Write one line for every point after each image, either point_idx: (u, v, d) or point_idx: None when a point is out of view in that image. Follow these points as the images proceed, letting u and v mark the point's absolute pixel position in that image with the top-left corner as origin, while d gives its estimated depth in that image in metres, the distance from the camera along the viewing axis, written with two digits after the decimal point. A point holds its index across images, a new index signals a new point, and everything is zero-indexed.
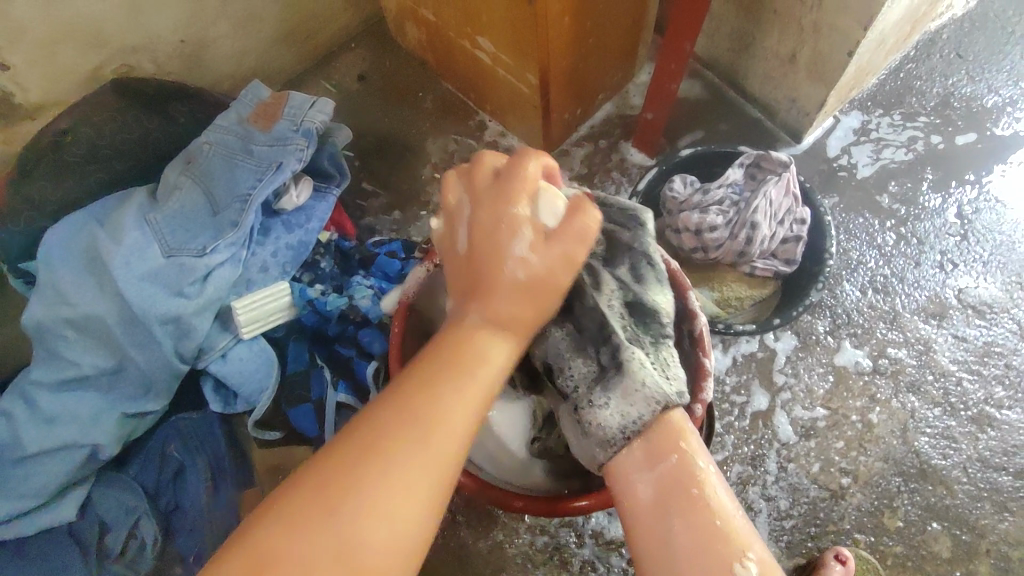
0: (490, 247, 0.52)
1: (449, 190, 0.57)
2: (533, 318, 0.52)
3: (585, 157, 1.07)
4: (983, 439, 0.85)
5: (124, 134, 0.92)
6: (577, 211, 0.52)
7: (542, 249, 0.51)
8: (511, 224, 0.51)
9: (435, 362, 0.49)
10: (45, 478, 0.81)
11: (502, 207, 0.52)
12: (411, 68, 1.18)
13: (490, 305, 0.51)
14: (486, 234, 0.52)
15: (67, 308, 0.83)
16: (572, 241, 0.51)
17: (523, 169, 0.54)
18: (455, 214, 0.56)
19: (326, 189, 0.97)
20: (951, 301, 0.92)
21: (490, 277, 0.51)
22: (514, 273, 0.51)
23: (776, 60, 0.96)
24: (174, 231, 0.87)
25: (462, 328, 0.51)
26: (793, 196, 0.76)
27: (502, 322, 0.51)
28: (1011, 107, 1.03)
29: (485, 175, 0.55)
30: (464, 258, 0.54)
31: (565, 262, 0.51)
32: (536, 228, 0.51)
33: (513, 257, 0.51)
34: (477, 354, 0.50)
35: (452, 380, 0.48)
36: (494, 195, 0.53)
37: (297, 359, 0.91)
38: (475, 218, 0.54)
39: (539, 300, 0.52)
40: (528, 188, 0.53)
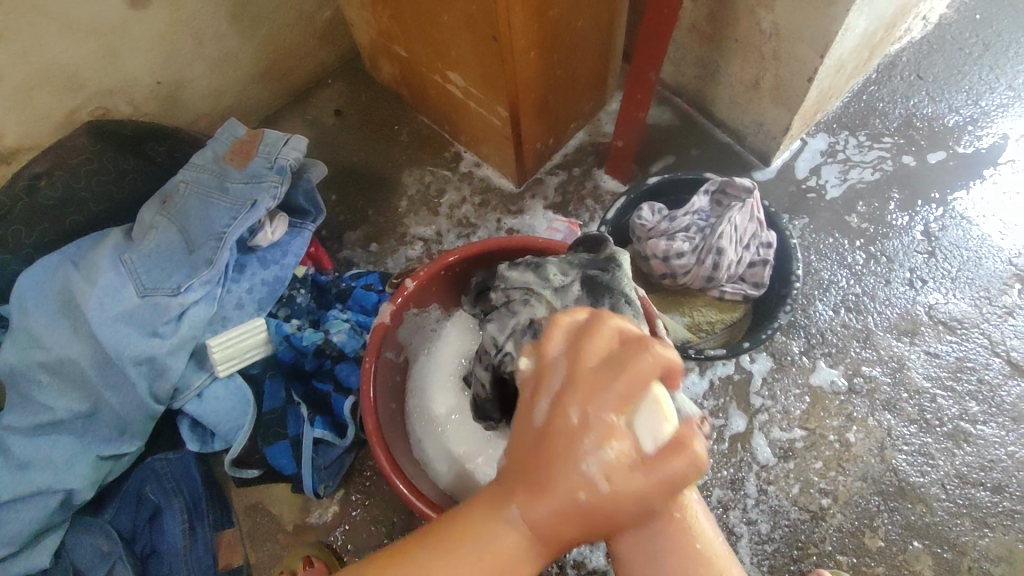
0: (562, 450, 0.38)
1: (546, 343, 0.42)
2: (583, 536, 0.40)
3: (560, 186, 1.09)
4: (960, 455, 0.86)
5: (100, 175, 0.93)
6: (679, 448, 0.38)
7: (619, 480, 0.38)
8: (596, 432, 0.38)
9: (464, 545, 0.39)
10: (17, 526, 0.79)
11: (595, 406, 0.38)
12: (386, 102, 1.20)
13: (536, 513, 0.39)
14: (561, 434, 0.39)
15: (41, 352, 0.83)
16: (653, 479, 0.38)
17: (635, 367, 0.39)
18: (540, 372, 0.41)
19: (302, 225, 0.97)
20: (922, 318, 0.93)
21: (549, 480, 0.38)
22: (577, 495, 0.38)
23: (741, 87, 0.99)
24: (149, 271, 0.87)
25: (496, 524, 0.39)
26: (758, 221, 0.77)
27: (542, 537, 0.39)
28: (972, 126, 1.05)
29: (593, 349, 0.40)
30: (531, 443, 0.40)
31: (641, 501, 0.38)
32: (626, 449, 0.38)
33: (583, 477, 0.38)
34: (499, 563, 0.39)
35: (468, 571, 0.39)
36: (593, 385, 0.39)
37: (273, 396, 0.89)
38: (563, 406, 0.39)
39: (593, 526, 0.39)
40: (630, 391, 0.39)
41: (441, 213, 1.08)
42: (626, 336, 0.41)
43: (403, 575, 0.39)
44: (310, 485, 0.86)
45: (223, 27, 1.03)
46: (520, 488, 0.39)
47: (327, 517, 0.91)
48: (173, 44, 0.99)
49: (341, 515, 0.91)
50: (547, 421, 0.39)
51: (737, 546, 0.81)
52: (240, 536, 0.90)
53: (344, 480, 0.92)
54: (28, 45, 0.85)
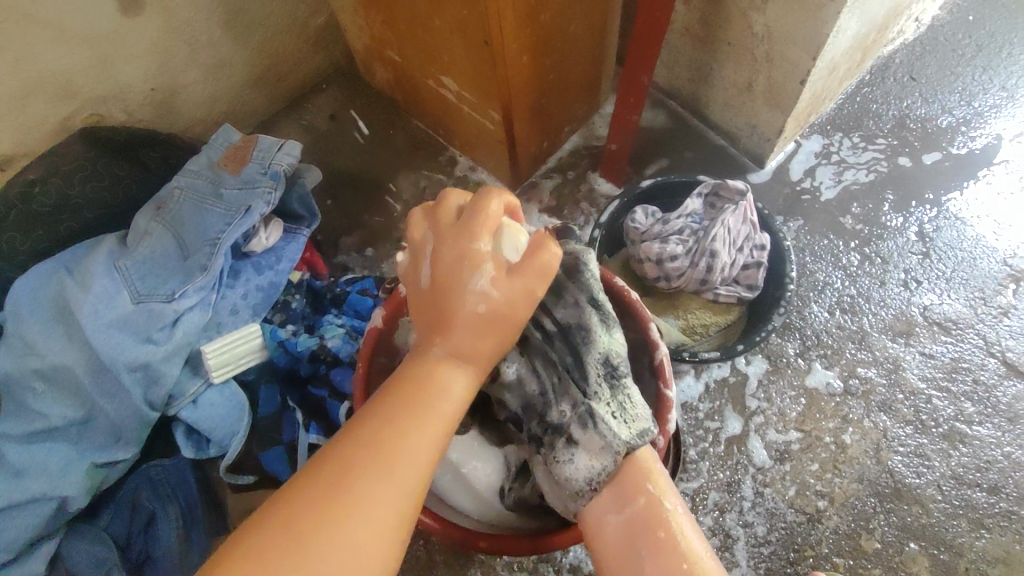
0: (452, 281, 0.50)
1: (412, 225, 0.54)
2: (495, 346, 0.51)
3: (554, 189, 1.09)
4: (956, 456, 0.85)
5: (94, 181, 0.93)
6: (539, 245, 0.50)
7: (503, 283, 0.49)
8: (471, 258, 0.49)
9: (405, 388, 0.49)
10: (12, 534, 0.79)
11: (465, 242, 0.50)
12: (381, 107, 1.20)
13: (452, 338, 0.50)
14: (447, 270, 0.50)
15: (35, 359, 0.83)
16: (528, 274, 0.50)
17: (484, 210, 0.51)
18: (416, 244, 0.54)
19: (296, 230, 0.97)
20: (917, 319, 0.93)
21: (451, 307, 0.50)
22: (475, 305, 0.49)
23: (734, 89, 0.99)
24: (143, 277, 0.87)
25: (423, 363, 0.50)
26: (751, 223, 0.77)
27: (464, 354, 0.50)
28: (966, 127, 1.05)
29: (449, 210, 0.53)
30: (428, 295, 0.52)
31: (526, 292, 0.50)
32: (498, 261, 0.50)
33: (473, 290, 0.49)
34: (440, 386, 0.49)
35: (415, 403, 0.48)
36: (457, 230, 0.51)
37: (268, 401, 0.90)
38: (439, 253, 0.51)
39: (498, 331, 0.50)
40: (486, 222, 0.51)
41: None
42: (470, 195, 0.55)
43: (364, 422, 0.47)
44: None
45: (217, 33, 1.03)
46: (432, 329, 0.51)
47: None
48: (167, 51, 0.99)
49: None
50: (433, 274, 0.51)
51: (734, 549, 0.81)
52: None
53: None
54: (21, 53, 0.85)
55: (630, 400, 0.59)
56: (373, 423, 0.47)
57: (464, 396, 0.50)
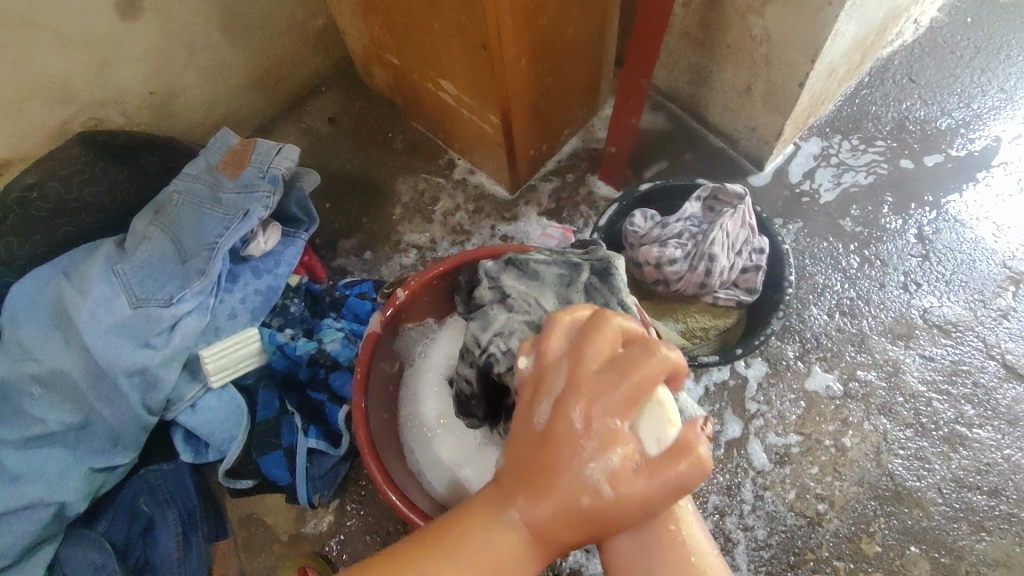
0: (567, 448, 0.38)
1: (547, 339, 0.42)
2: (583, 542, 0.40)
3: (554, 192, 1.09)
4: (956, 459, 0.85)
5: (92, 185, 0.93)
6: (685, 453, 0.38)
7: (624, 486, 0.38)
8: (603, 436, 0.38)
9: (464, 547, 0.39)
10: (9, 540, 0.79)
11: (602, 409, 0.38)
12: (380, 110, 1.20)
13: (537, 513, 0.39)
14: (565, 433, 0.39)
15: (32, 364, 0.82)
16: (658, 486, 0.38)
17: (641, 367, 0.39)
18: (541, 369, 0.42)
19: (295, 234, 0.97)
20: (917, 321, 0.93)
21: (552, 480, 0.38)
22: (581, 497, 0.38)
23: (733, 92, 0.99)
24: (141, 282, 0.87)
25: (495, 525, 0.39)
26: (750, 227, 0.76)
27: (542, 538, 0.39)
28: (965, 129, 1.05)
29: (600, 350, 0.41)
30: (532, 443, 0.40)
31: (646, 507, 0.38)
32: (632, 454, 0.38)
33: (586, 479, 0.38)
34: (499, 562, 0.39)
35: (467, 570, 0.39)
36: (597, 386, 0.39)
37: (267, 406, 0.88)
38: (566, 406, 0.39)
39: (596, 531, 0.39)
40: (637, 391, 0.39)
41: (435, 220, 1.08)
42: (628, 337, 0.42)
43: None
44: (305, 494, 0.86)
45: (215, 37, 1.03)
46: (521, 487, 0.40)
47: (323, 527, 0.90)
48: (165, 54, 0.99)
49: (337, 525, 0.90)
50: (548, 422, 0.40)
51: (734, 552, 0.81)
52: (235, 548, 0.91)
53: (338, 489, 0.92)
54: (19, 56, 0.85)
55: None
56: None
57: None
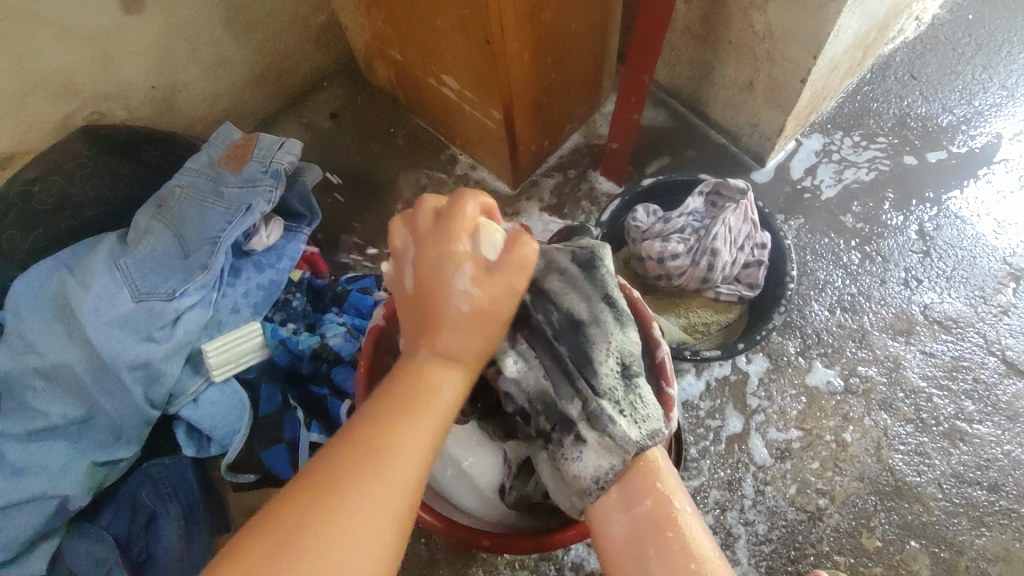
0: (435, 284, 0.52)
1: (394, 235, 0.57)
2: (485, 343, 0.52)
3: (555, 188, 1.09)
4: (956, 454, 0.86)
5: (94, 180, 0.93)
6: (516, 243, 0.52)
7: (483, 281, 0.51)
8: (449, 259, 0.51)
9: (395, 396, 0.49)
10: (12, 533, 0.79)
11: (443, 246, 0.52)
12: (382, 105, 1.20)
13: (436, 339, 0.52)
14: (430, 274, 0.52)
15: (35, 357, 0.83)
16: (507, 274, 0.51)
17: (460, 213, 0.53)
18: (400, 258, 0.57)
19: (297, 228, 0.97)
20: (918, 317, 0.93)
21: (435, 312, 0.52)
22: (460, 305, 0.51)
23: (735, 88, 0.99)
24: (144, 275, 0.87)
25: (413, 371, 0.51)
26: (752, 222, 0.76)
27: (451, 354, 0.52)
28: (966, 126, 1.05)
29: (426, 214, 0.55)
30: (413, 302, 0.54)
31: (508, 290, 0.51)
32: (476, 260, 0.51)
33: (455, 291, 0.51)
34: (430, 388, 0.50)
35: (406, 408, 0.49)
36: (435, 235, 0.53)
37: (270, 399, 0.89)
38: (421, 258, 0.53)
39: (488, 328, 0.52)
40: (460, 226, 0.53)
41: None
42: (448, 200, 0.56)
43: (355, 431, 0.47)
44: None
45: (218, 32, 1.03)
46: (421, 335, 0.52)
47: None
48: (168, 48, 0.99)
49: None
50: (416, 279, 0.54)
51: (735, 547, 0.81)
52: None
53: None
54: (22, 50, 0.85)
55: (645, 397, 0.58)
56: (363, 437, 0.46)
57: (456, 393, 0.51)
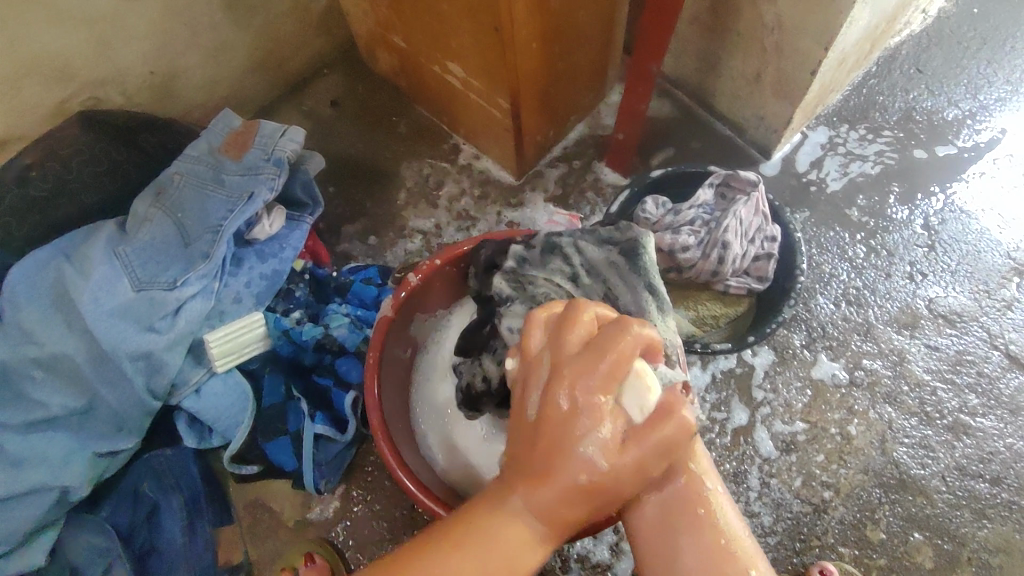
0: (559, 440, 0.41)
1: (529, 339, 0.46)
2: (587, 518, 0.42)
3: (560, 178, 1.08)
4: (959, 446, 0.86)
5: (93, 166, 0.91)
6: (669, 415, 0.41)
7: (616, 458, 0.40)
8: (589, 411, 0.41)
9: (475, 537, 0.42)
10: (11, 525, 0.78)
11: (585, 390, 0.41)
12: (384, 93, 1.18)
13: (542, 496, 0.41)
14: (556, 419, 0.41)
15: (34, 348, 0.81)
16: (645, 450, 0.41)
17: (618, 348, 0.42)
18: (530, 367, 0.45)
19: (300, 217, 0.95)
20: (922, 311, 0.93)
21: (549, 465, 0.41)
22: (579, 477, 0.40)
23: (742, 80, 0.98)
24: (144, 264, 0.86)
25: (501, 513, 0.42)
26: (763, 215, 0.76)
27: (549, 520, 0.42)
28: (971, 120, 1.05)
29: (576, 338, 0.43)
30: (528, 434, 0.43)
31: (639, 471, 0.41)
32: (619, 429, 0.41)
33: (581, 455, 0.40)
34: (507, 548, 0.41)
35: (481, 557, 0.41)
36: (582, 366, 0.41)
37: (272, 392, 0.88)
38: (552, 393, 0.41)
39: (597, 506, 0.42)
40: (613, 367, 0.41)
41: (439, 205, 1.07)
42: (604, 321, 0.44)
43: (421, 563, 0.41)
44: (311, 480, 0.86)
45: (218, 17, 1.01)
46: (521, 477, 0.42)
47: (329, 513, 0.90)
48: (166, 32, 0.97)
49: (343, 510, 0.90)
50: (539, 410, 0.42)
51: None
52: (241, 533, 0.91)
53: (344, 476, 0.92)
54: (18, 33, 0.83)
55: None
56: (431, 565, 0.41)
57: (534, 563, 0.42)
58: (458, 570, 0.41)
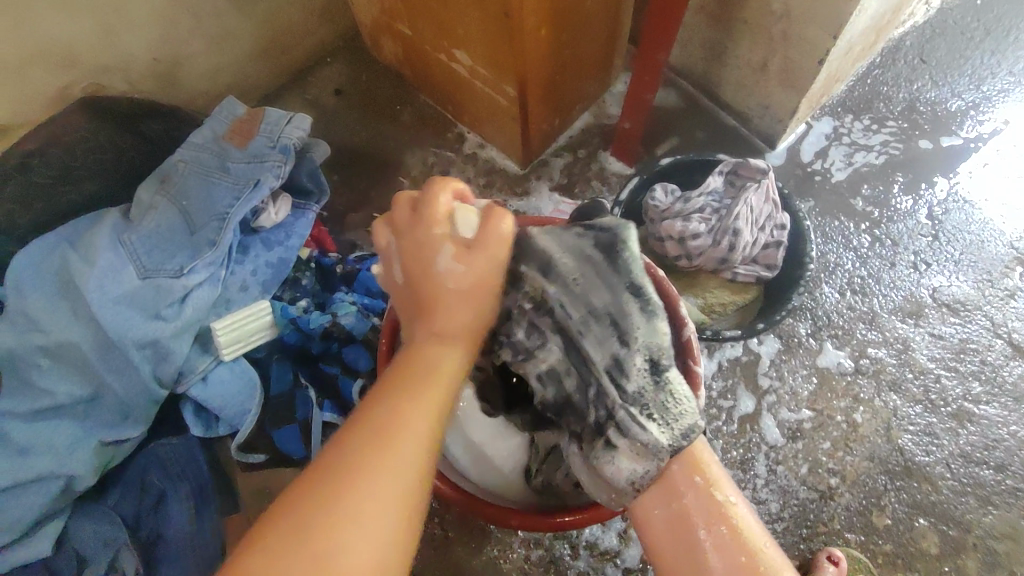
0: (422, 272, 0.54)
1: (378, 234, 0.58)
2: (474, 317, 0.54)
3: (565, 167, 1.08)
4: (964, 434, 0.87)
5: (97, 154, 0.91)
6: (491, 219, 0.54)
7: (464, 259, 0.53)
8: (430, 243, 0.54)
9: (405, 380, 0.49)
10: (18, 513, 0.78)
11: (423, 232, 0.54)
12: (387, 82, 1.17)
13: (431, 316, 0.54)
14: (414, 260, 0.54)
15: (40, 336, 0.80)
16: (486, 250, 0.53)
17: (432, 199, 0.55)
18: (388, 258, 0.58)
19: (306, 205, 0.95)
20: (927, 300, 0.94)
21: (428, 294, 0.54)
22: (448, 283, 0.53)
23: (748, 68, 0.98)
24: (149, 251, 0.85)
25: (416, 354, 0.52)
26: (773, 203, 0.76)
27: (448, 332, 0.53)
28: (974, 111, 1.05)
29: (402, 210, 0.56)
30: (404, 290, 0.56)
31: (488, 268, 0.53)
32: (456, 241, 0.54)
33: (438, 270, 0.53)
34: (430, 366, 0.50)
35: (417, 394, 0.48)
36: (413, 222, 0.55)
37: (280, 378, 0.88)
38: (404, 249, 0.55)
39: (473, 304, 0.54)
40: (436, 211, 0.54)
41: None
42: (416, 197, 0.57)
43: (364, 423, 0.46)
44: None
45: (222, 4, 1.00)
46: (416, 316, 0.54)
47: None
48: (170, 19, 0.96)
49: None
50: (404, 272, 0.56)
51: None
52: (248, 522, 0.91)
53: None
54: (23, 19, 0.82)
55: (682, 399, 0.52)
56: (375, 420, 0.46)
57: (456, 368, 0.51)
58: (395, 414, 0.46)
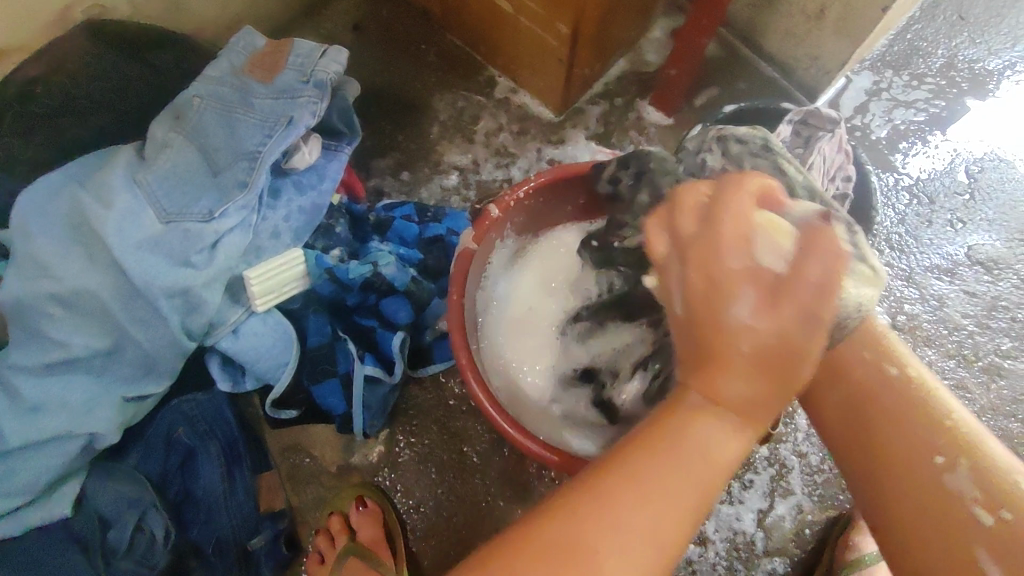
0: (707, 316, 0.41)
1: (648, 238, 0.46)
2: (779, 397, 0.41)
3: (602, 116, 1.03)
4: (995, 387, 0.90)
5: (101, 81, 0.82)
6: (812, 244, 0.40)
7: (768, 313, 0.39)
8: (723, 286, 0.41)
9: (671, 450, 0.40)
10: (34, 474, 0.73)
11: (714, 261, 0.41)
12: (410, 18, 1.10)
13: (724, 386, 0.40)
14: (700, 301, 0.41)
15: (53, 283, 0.73)
16: (798, 296, 0.39)
17: (734, 198, 0.42)
18: (663, 270, 0.45)
19: (337, 147, 0.88)
20: (962, 258, 0.95)
21: (715, 349, 0.41)
22: (740, 343, 0.40)
23: (802, 16, 0.94)
24: (169, 193, 0.77)
25: (688, 419, 0.41)
26: (845, 152, 0.74)
27: (736, 407, 0.41)
28: (1010, 70, 1.05)
29: (692, 222, 0.43)
30: (683, 328, 0.43)
31: (788, 331, 0.39)
32: (759, 283, 0.40)
33: (736, 324, 0.40)
34: (699, 445, 0.40)
35: (682, 466, 0.40)
36: (701, 242, 0.42)
37: (318, 331, 0.84)
38: (688, 278, 0.42)
39: (781, 376, 0.40)
40: (734, 230, 0.41)
41: (476, 140, 1.02)
42: (711, 188, 0.44)
43: (607, 490, 0.39)
44: (360, 424, 0.84)
45: None
46: (696, 369, 0.42)
47: (372, 458, 0.89)
48: None
49: (386, 455, 0.89)
50: (684, 306, 0.43)
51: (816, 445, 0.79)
52: (280, 480, 0.89)
53: (388, 420, 0.90)
54: None
55: (860, 269, 0.50)
56: (620, 477, 0.40)
57: (733, 457, 0.41)
58: (654, 484, 0.39)
